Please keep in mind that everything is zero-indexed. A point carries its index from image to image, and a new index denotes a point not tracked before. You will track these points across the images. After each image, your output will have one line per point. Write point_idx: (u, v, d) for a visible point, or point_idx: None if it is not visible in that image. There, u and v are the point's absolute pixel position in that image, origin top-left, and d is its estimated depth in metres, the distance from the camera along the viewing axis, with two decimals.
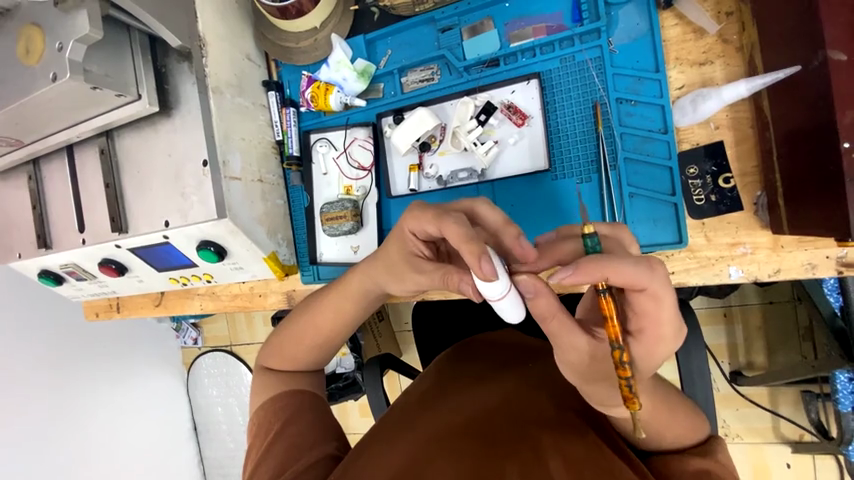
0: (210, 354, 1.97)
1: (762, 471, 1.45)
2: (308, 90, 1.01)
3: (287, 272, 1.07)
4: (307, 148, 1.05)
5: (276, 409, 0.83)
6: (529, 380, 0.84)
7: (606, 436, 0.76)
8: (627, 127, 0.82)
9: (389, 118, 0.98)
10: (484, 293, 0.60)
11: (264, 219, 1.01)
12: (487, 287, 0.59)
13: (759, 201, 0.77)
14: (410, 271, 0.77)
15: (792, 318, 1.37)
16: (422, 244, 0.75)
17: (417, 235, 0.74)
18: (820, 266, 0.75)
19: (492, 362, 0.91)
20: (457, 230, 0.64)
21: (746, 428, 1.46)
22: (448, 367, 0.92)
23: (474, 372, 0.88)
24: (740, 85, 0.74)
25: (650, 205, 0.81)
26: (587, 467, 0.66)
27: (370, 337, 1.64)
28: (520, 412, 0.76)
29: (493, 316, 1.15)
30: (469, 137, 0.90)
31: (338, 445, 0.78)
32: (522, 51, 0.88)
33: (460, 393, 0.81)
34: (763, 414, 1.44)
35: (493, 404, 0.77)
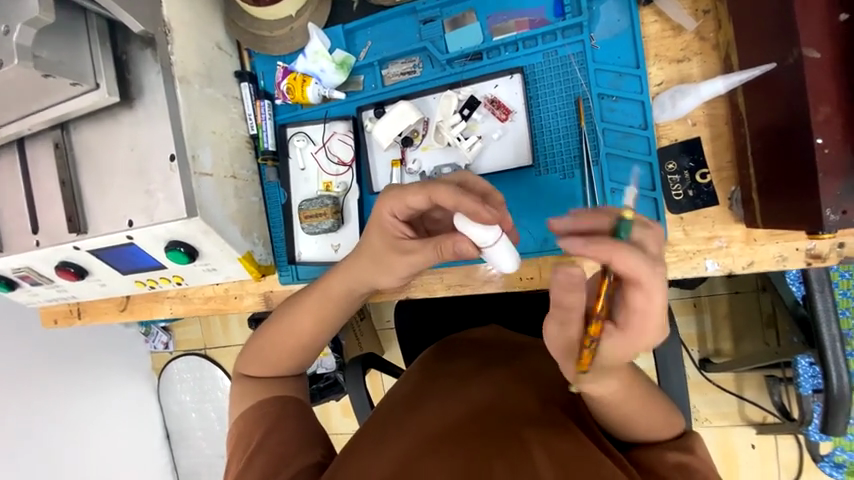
0: (186, 359, 1.87)
1: (730, 453, 1.52)
2: (284, 82, 0.96)
3: (263, 272, 1.02)
4: (284, 143, 1.01)
5: (258, 416, 0.79)
6: (516, 376, 0.83)
7: (584, 425, 0.76)
8: (609, 123, 0.82)
9: (370, 112, 0.95)
10: (478, 240, 0.63)
11: (238, 217, 0.95)
12: (482, 233, 0.62)
13: (734, 196, 0.79)
14: (395, 255, 0.76)
15: (754, 306, 1.44)
16: (403, 226, 0.74)
17: (397, 217, 0.73)
18: (791, 258, 0.77)
19: (481, 358, 0.90)
20: (450, 197, 0.64)
21: (714, 412, 1.53)
22: (439, 363, 0.90)
23: (465, 368, 0.86)
24: (718, 82, 0.75)
25: (631, 201, 0.82)
26: (572, 462, 0.66)
27: (352, 337, 1.61)
28: (508, 408, 0.75)
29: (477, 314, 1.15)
30: (453, 132, 0.88)
31: (323, 452, 0.76)
32: (505, 45, 0.87)
33: (450, 392, 0.80)
34: (730, 399, 1.51)
35: (483, 401, 0.77)
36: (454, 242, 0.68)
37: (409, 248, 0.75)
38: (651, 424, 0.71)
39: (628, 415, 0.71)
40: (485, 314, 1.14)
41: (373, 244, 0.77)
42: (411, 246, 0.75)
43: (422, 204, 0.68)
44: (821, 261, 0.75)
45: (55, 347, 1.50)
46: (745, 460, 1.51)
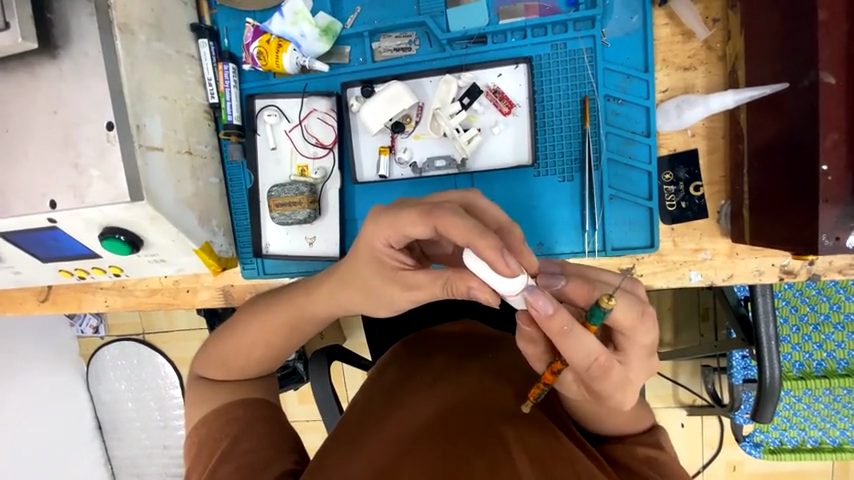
0: (133, 344, 1.66)
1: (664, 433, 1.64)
2: (255, 44, 0.82)
3: (224, 266, 0.89)
4: (251, 116, 0.87)
5: (225, 421, 0.70)
6: (493, 370, 0.76)
7: (559, 419, 0.72)
8: (613, 127, 0.79)
9: (356, 90, 0.84)
10: (499, 288, 0.53)
11: (194, 201, 0.81)
12: (503, 280, 0.52)
13: (723, 210, 0.79)
14: (395, 290, 0.63)
15: (693, 299, 1.49)
16: (400, 256, 0.62)
17: (393, 247, 0.61)
18: (767, 273, 0.80)
19: (453, 350, 0.82)
20: (459, 229, 0.54)
21: (654, 395, 1.63)
22: (409, 356, 0.82)
23: (437, 360, 0.79)
24: (727, 96, 0.73)
25: (628, 209, 0.81)
26: (553, 461, 0.61)
27: None
28: (483, 403, 0.69)
29: (429, 309, 1.05)
30: (451, 122, 0.80)
31: (297, 458, 0.66)
32: (512, 30, 0.80)
33: (422, 391, 0.71)
34: (666, 383, 1.63)
35: (457, 397, 0.69)
36: (470, 286, 0.56)
37: (413, 283, 0.61)
38: (635, 432, 0.72)
39: (615, 421, 0.71)
40: (458, 307, 1.04)
41: (364, 277, 0.65)
42: (415, 280, 0.61)
43: (425, 236, 0.57)
44: (793, 276, 0.80)
45: None
46: (675, 439, 1.64)
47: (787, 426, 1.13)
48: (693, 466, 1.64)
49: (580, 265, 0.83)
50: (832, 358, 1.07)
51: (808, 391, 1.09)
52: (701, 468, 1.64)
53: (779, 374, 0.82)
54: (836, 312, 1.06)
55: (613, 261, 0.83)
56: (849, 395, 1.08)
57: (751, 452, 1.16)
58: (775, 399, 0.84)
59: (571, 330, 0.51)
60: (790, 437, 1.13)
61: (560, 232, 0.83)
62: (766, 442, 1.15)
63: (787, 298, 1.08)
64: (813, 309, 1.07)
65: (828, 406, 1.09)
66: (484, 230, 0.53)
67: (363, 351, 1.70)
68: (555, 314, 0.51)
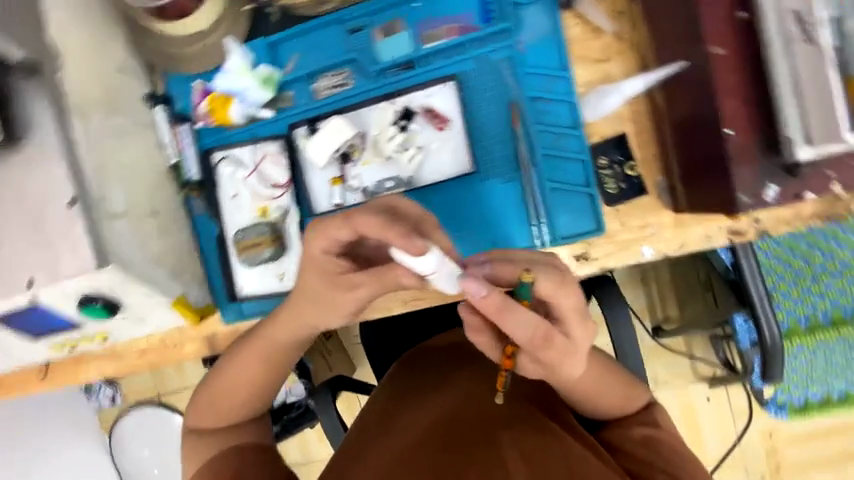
0: (143, 409, 1.67)
1: (689, 408, 1.62)
2: (203, 103, 0.88)
3: (201, 315, 0.95)
4: (210, 170, 0.92)
5: (216, 469, 0.72)
6: (480, 376, 0.76)
7: (551, 411, 0.73)
8: (543, 124, 0.83)
9: (302, 129, 0.88)
10: (420, 271, 0.60)
11: (165, 258, 0.86)
12: (420, 262, 0.59)
13: (661, 185, 0.82)
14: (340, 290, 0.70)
15: (692, 272, 1.48)
16: (338, 260, 0.68)
17: (330, 253, 0.67)
18: (715, 237, 0.82)
19: (439, 364, 0.82)
20: (370, 223, 0.62)
21: (671, 373, 1.62)
22: (402, 374, 0.84)
23: (429, 374, 0.80)
24: (639, 80, 0.79)
25: (571, 198, 0.84)
26: (543, 457, 0.61)
27: (318, 359, 1.44)
28: (474, 409, 0.69)
29: (432, 322, 1.08)
30: (391, 145, 0.86)
31: None
32: (436, 52, 0.84)
33: (412, 409, 0.72)
34: (683, 359, 1.62)
35: (447, 407, 0.70)
36: None
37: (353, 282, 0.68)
38: (612, 415, 0.73)
39: (587, 407, 0.73)
40: (452, 315, 1.06)
41: (314, 285, 0.70)
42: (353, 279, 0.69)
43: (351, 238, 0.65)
44: (741, 237, 0.81)
45: None
46: (702, 412, 1.62)
47: (808, 384, 1.12)
48: (728, 439, 1.61)
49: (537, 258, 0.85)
50: (836, 307, 1.10)
51: (801, 346, 1.10)
52: (736, 441, 1.60)
53: (777, 330, 0.90)
54: (830, 260, 1.12)
55: (566, 250, 0.86)
56: (845, 344, 1.09)
57: (777, 414, 1.16)
58: (782, 355, 0.91)
59: (484, 304, 0.55)
60: (813, 393, 1.13)
61: (512, 230, 0.86)
62: (790, 402, 1.15)
63: (778, 254, 1.13)
64: (789, 267, 1.13)
65: (828, 358, 1.10)
66: (391, 223, 0.61)
67: (372, 379, 1.72)
68: (490, 312, 0.55)
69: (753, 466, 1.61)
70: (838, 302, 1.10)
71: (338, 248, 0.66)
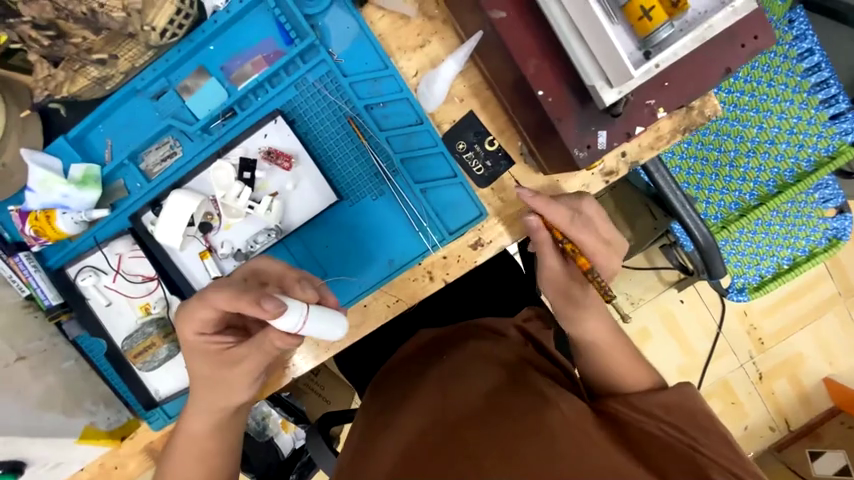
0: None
1: (670, 319, 1.51)
2: (27, 226, 0.80)
3: (124, 434, 0.86)
4: (71, 288, 0.84)
5: None
6: (450, 373, 0.69)
7: (532, 384, 0.66)
8: (389, 130, 0.78)
9: (149, 214, 0.82)
10: (289, 330, 0.59)
11: (52, 398, 0.80)
12: (283, 322, 0.58)
13: (523, 149, 0.79)
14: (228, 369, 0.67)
15: (633, 195, 1.19)
16: (216, 338, 0.66)
17: (206, 333, 0.65)
18: (593, 183, 0.79)
19: (411, 374, 0.75)
20: (225, 299, 0.60)
21: (642, 290, 1.51)
22: (378, 392, 0.76)
23: (402, 384, 0.73)
24: (450, 62, 0.75)
25: (445, 192, 0.80)
26: (518, 443, 0.56)
27: (311, 397, 1.33)
28: (448, 411, 0.63)
29: (376, 337, 1.00)
30: (242, 201, 0.79)
31: None
32: (252, 91, 0.79)
33: (386, 432, 0.66)
34: (648, 273, 1.49)
35: (421, 418, 0.63)
36: None
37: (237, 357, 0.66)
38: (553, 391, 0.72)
39: None
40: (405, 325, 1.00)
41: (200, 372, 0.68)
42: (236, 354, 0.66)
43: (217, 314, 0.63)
44: (615, 175, 0.78)
45: None
46: (683, 318, 1.51)
47: (758, 260, 1.17)
48: (711, 332, 1.51)
49: (434, 261, 0.82)
50: (759, 185, 1.10)
51: (742, 230, 1.13)
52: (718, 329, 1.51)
53: (705, 229, 0.99)
54: (742, 142, 1.08)
55: (460, 243, 0.81)
56: (777, 214, 1.13)
57: (739, 298, 1.18)
58: (716, 252, 1.01)
59: None
60: (766, 268, 1.17)
61: (399, 242, 0.82)
62: (747, 282, 1.18)
63: (693, 153, 1.11)
64: (707, 161, 1.11)
65: (766, 234, 1.14)
66: (245, 290, 0.60)
67: None
68: None
69: (742, 350, 1.52)
70: (761, 180, 1.09)
71: (211, 326, 0.65)
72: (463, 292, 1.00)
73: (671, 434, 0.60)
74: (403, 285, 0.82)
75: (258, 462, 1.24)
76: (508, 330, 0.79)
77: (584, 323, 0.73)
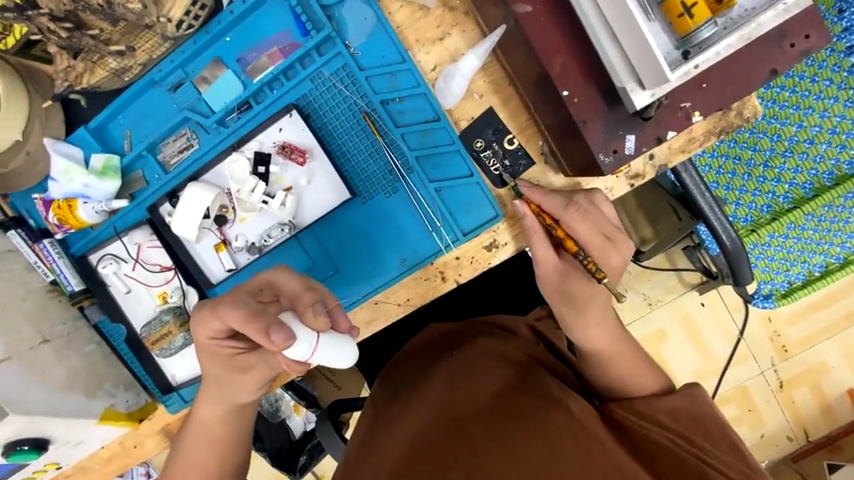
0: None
1: (688, 322, 1.46)
2: (51, 215, 0.82)
3: (142, 416, 0.90)
4: (93, 275, 0.86)
5: None
6: (458, 368, 0.67)
7: (539, 380, 0.64)
8: (404, 126, 0.76)
9: (166, 206, 0.83)
10: (298, 359, 0.57)
11: (74, 380, 0.83)
12: (292, 353, 0.55)
13: (545, 149, 0.75)
14: (237, 375, 0.64)
15: (654, 193, 1.14)
16: (229, 343, 0.62)
17: (217, 337, 0.61)
18: (616, 186, 0.75)
19: (420, 366, 0.74)
20: (238, 318, 0.56)
21: (662, 291, 1.45)
22: (386, 382, 0.76)
23: (410, 376, 0.72)
24: (470, 57, 0.72)
25: (460, 191, 0.77)
26: (524, 443, 0.55)
27: (323, 382, 1.31)
28: (453, 405, 0.61)
29: (388, 332, 0.99)
30: (256, 196, 0.79)
31: None
32: (267, 84, 0.77)
33: (391, 423, 0.65)
34: (668, 275, 1.45)
35: (428, 412, 0.62)
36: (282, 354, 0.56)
37: (245, 365, 0.63)
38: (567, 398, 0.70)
39: None
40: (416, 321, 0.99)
41: (211, 373, 0.65)
42: (244, 362, 0.63)
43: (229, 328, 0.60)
44: (641, 178, 0.74)
45: None
46: (703, 322, 1.46)
47: (788, 266, 1.09)
48: (731, 337, 1.46)
49: (447, 262, 0.80)
50: (796, 186, 1.03)
51: (773, 234, 1.05)
52: (740, 335, 1.45)
53: (733, 232, 0.93)
54: (779, 141, 1.01)
55: (474, 244, 0.79)
56: (813, 219, 1.03)
57: (765, 306, 1.13)
58: (743, 256, 0.95)
59: None
60: (796, 275, 1.10)
61: (414, 241, 0.80)
62: (775, 289, 1.12)
63: (725, 152, 1.05)
64: (739, 160, 1.05)
65: (799, 239, 1.06)
66: (256, 314, 0.56)
67: None
68: None
69: (764, 357, 1.47)
70: (797, 182, 1.03)
71: (223, 332, 0.61)
72: (474, 292, 0.98)
73: (679, 444, 0.57)
74: (415, 284, 0.81)
75: (271, 442, 1.27)
76: (519, 328, 0.78)
77: (592, 333, 0.69)
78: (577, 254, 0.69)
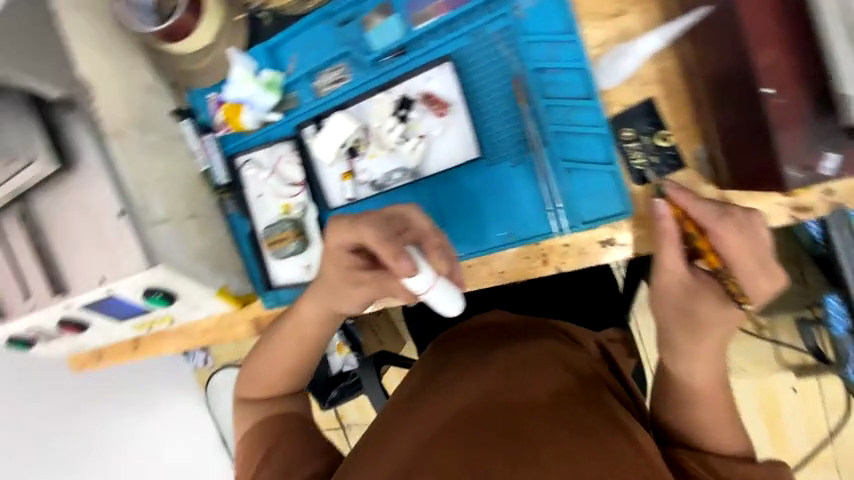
0: (223, 371, 1.68)
1: (771, 405, 1.23)
2: (221, 113, 0.95)
3: (246, 301, 1.05)
4: (237, 174, 1.00)
5: (266, 429, 0.77)
6: (522, 357, 0.65)
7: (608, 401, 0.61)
8: (551, 98, 0.75)
9: (309, 128, 0.91)
10: (414, 290, 0.63)
11: (206, 255, 0.97)
12: (412, 283, 0.62)
13: (701, 155, 0.70)
14: (349, 285, 0.71)
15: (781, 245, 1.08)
16: (353, 255, 0.68)
17: (347, 247, 0.66)
18: (772, 215, 0.69)
19: (477, 343, 0.72)
20: (374, 236, 0.61)
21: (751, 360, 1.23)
22: (439, 350, 0.75)
23: (466, 351, 0.71)
24: (655, 36, 0.69)
25: (590, 178, 0.75)
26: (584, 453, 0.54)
27: (369, 334, 1.35)
28: (512, 393, 0.60)
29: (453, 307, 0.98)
30: (392, 136, 0.85)
31: (330, 459, 0.72)
32: (428, 34, 0.81)
33: (441, 390, 0.65)
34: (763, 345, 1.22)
35: (484, 391, 0.61)
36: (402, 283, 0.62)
37: (359, 279, 0.70)
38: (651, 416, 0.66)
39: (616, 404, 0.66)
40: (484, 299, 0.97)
41: (331, 278, 0.71)
42: (360, 277, 0.70)
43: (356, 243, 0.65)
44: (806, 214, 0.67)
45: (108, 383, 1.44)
46: (790, 410, 1.23)
47: None
48: None
49: (555, 244, 0.79)
50: None
51: None
52: None
53: None
54: None
55: (588, 235, 0.77)
56: None
57: None
58: None
59: None
60: None
61: (527, 217, 0.80)
62: None
63: None
64: None
65: None
66: (392, 237, 0.62)
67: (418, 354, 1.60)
68: None
69: None
70: None
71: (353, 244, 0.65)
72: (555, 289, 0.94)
73: None
74: (515, 258, 0.82)
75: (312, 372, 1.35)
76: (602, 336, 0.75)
77: (702, 362, 0.63)
78: (719, 271, 0.61)
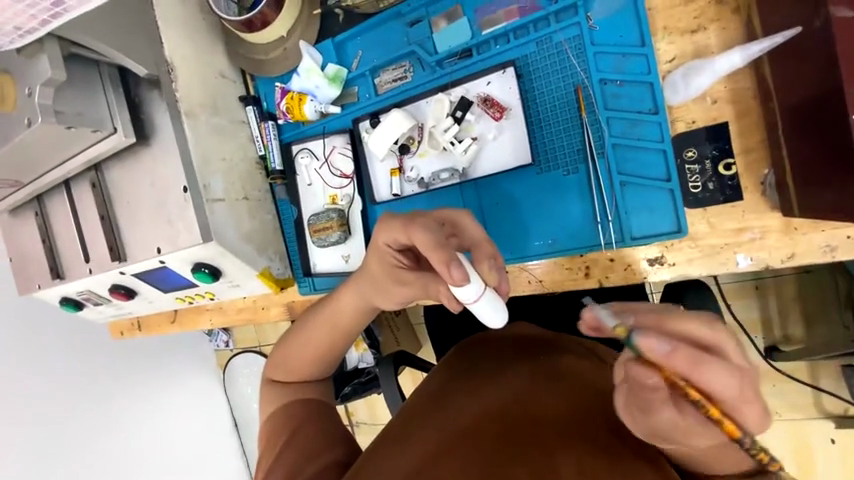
0: (242, 355, 1.74)
1: (804, 455, 1.12)
2: (283, 102, 0.99)
3: (283, 285, 1.06)
4: (290, 162, 1.04)
5: (286, 414, 0.71)
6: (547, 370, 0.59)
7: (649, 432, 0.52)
8: (614, 110, 0.74)
9: (365, 123, 0.95)
10: (461, 299, 0.61)
11: (253, 236, 1.01)
12: (460, 292, 0.60)
13: (767, 180, 0.69)
14: (390, 283, 0.70)
15: (828, 284, 1.03)
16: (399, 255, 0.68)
17: (393, 247, 0.67)
18: (841, 248, 0.66)
19: (498, 354, 0.66)
20: (424, 240, 0.61)
21: (784, 403, 1.13)
22: (454, 360, 0.67)
23: (484, 361, 0.64)
24: (734, 54, 0.67)
25: (645, 194, 0.74)
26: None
27: (388, 333, 1.34)
28: (539, 405, 0.52)
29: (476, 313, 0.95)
30: (446, 136, 0.85)
31: (347, 451, 0.63)
32: (495, 38, 0.82)
33: (458, 399, 0.57)
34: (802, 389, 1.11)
35: (507, 399, 0.54)
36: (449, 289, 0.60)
37: (403, 280, 0.69)
38: None
39: None
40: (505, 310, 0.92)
41: (371, 270, 0.71)
42: (404, 277, 0.69)
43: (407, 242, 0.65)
44: None
45: (141, 351, 1.51)
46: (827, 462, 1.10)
47: None
48: None
49: (600, 259, 0.78)
50: None
51: None
52: None
53: None
54: None
55: (636, 252, 0.76)
56: None
57: None
58: None
59: None
60: None
61: (575, 227, 0.79)
62: None
63: None
64: None
65: None
66: (441, 244, 0.60)
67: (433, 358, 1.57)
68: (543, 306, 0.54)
69: None
70: None
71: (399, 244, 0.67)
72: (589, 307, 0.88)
73: None
74: (556, 269, 0.82)
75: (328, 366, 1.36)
76: None
77: None
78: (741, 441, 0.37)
